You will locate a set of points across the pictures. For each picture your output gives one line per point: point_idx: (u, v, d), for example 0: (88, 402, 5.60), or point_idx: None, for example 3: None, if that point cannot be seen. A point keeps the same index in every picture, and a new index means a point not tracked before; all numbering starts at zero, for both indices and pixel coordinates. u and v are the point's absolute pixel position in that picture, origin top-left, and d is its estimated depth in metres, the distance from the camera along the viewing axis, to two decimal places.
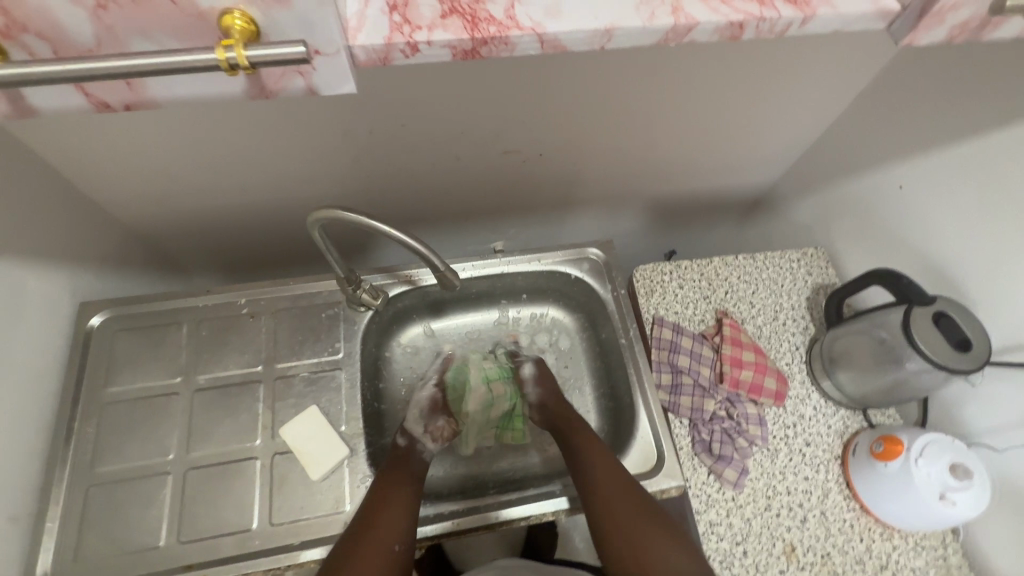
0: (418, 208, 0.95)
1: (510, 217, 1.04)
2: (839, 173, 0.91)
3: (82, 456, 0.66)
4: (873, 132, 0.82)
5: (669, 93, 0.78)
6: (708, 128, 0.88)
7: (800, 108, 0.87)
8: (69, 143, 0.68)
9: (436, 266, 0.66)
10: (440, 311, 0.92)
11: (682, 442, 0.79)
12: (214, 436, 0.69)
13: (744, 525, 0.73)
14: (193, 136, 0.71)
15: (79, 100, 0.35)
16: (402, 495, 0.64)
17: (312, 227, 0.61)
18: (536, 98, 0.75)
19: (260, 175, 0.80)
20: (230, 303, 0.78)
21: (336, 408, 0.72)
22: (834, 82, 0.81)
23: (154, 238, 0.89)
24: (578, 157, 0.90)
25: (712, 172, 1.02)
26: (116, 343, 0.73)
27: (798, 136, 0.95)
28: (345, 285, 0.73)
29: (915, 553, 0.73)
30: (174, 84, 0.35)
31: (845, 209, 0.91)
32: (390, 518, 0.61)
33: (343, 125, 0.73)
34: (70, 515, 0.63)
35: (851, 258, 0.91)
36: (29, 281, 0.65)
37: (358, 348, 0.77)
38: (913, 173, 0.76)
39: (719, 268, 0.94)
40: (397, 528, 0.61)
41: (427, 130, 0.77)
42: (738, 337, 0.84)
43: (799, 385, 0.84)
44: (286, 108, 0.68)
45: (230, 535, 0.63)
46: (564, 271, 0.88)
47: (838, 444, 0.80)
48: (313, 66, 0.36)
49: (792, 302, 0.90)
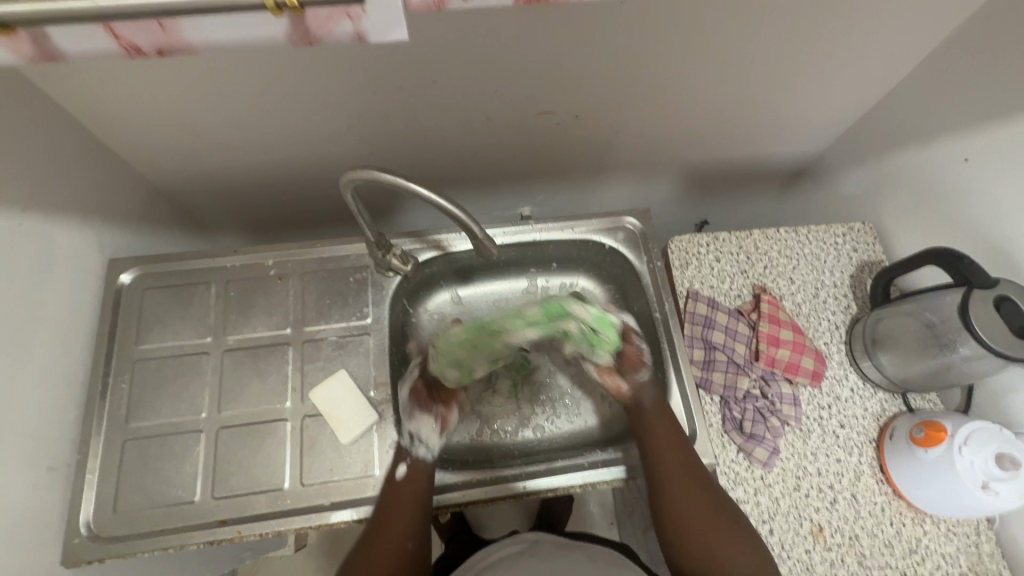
0: (446, 170, 0.91)
1: (540, 181, 1.00)
2: (897, 142, 0.85)
3: (117, 411, 0.67)
4: (940, 98, 0.76)
5: (721, 50, 0.72)
6: (758, 89, 0.82)
7: (860, 68, 0.80)
8: (92, 94, 0.65)
9: (474, 232, 0.64)
10: (468, 278, 0.90)
11: (712, 419, 0.77)
12: (244, 396, 0.69)
13: (772, 504, 0.72)
14: (217, 91, 0.68)
15: (109, 41, 0.34)
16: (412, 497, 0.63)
17: (344, 188, 0.58)
18: (577, 52, 0.70)
19: (285, 133, 0.77)
20: (258, 264, 0.76)
21: (365, 373, 0.72)
22: (901, 41, 0.74)
23: (179, 194, 0.87)
24: (617, 120, 0.85)
25: (756, 138, 0.96)
26: (145, 301, 0.73)
27: (853, 101, 0.88)
28: (374, 249, 0.71)
29: (946, 539, 0.72)
30: (210, 25, 0.34)
31: (901, 183, 0.85)
32: (404, 517, 0.62)
33: (372, 80, 0.69)
34: (107, 468, 0.64)
35: (902, 236, 0.86)
36: (60, 235, 0.64)
37: (386, 313, 0.76)
38: (983, 144, 0.70)
39: (759, 241, 0.89)
40: (402, 528, 0.62)
41: (460, 87, 0.73)
42: (776, 314, 0.80)
43: (836, 365, 0.82)
44: (314, 61, 0.65)
45: (263, 493, 0.64)
46: (597, 241, 0.85)
47: (874, 427, 0.78)
48: (364, 8, 0.34)
49: (834, 280, 0.86)
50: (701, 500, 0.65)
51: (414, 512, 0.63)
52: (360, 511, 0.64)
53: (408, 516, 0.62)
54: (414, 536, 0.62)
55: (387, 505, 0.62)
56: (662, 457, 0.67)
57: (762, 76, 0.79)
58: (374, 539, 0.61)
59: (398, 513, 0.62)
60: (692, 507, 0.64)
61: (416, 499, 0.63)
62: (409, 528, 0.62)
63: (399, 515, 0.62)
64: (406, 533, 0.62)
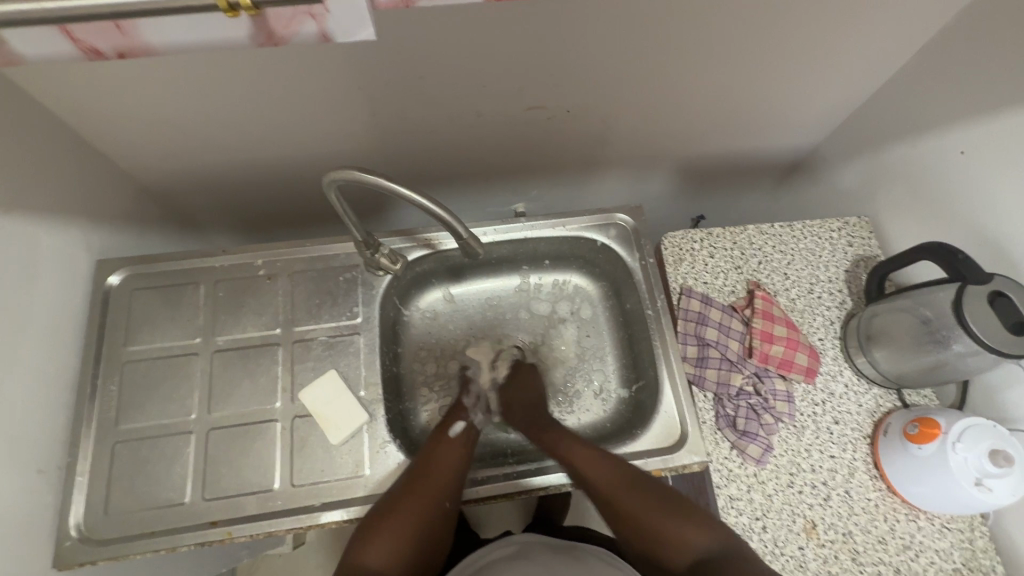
0: (438, 166, 0.91)
1: (533, 177, 0.99)
2: (892, 135, 0.84)
3: (107, 412, 0.67)
4: (934, 90, 0.75)
5: (713, 42, 0.71)
6: (750, 82, 0.81)
7: (855, 60, 0.79)
8: (76, 94, 0.64)
9: (459, 231, 0.64)
10: (459, 276, 0.90)
11: (705, 416, 0.77)
12: (234, 397, 0.69)
13: (765, 501, 0.72)
14: (202, 90, 0.67)
15: (68, 45, 0.35)
16: (457, 455, 0.67)
17: (328, 188, 0.58)
18: (565, 46, 0.69)
19: (273, 131, 0.77)
20: (246, 264, 0.76)
21: (355, 373, 0.72)
22: (895, 32, 0.73)
23: (169, 194, 0.87)
24: (608, 115, 0.84)
25: (750, 131, 0.95)
26: (134, 303, 0.73)
27: (848, 94, 0.87)
28: (363, 249, 0.70)
29: (941, 535, 0.71)
30: (167, 29, 0.35)
31: (896, 176, 0.84)
32: (445, 475, 0.64)
33: (359, 78, 0.69)
34: (97, 470, 0.64)
35: (897, 230, 0.85)
36: (46, 235, 0.64)
37: (376, 312, 0.75)
38: (978, 136, 0.69)
39: (753, 237, 0.88)
40: (445, 486, 0.63)
41: (449, 84, 0.72)
42: (770, 310, 0.80)
43: (831, 361, 0.81)
44: (298, 59, 0.64)
45: (253, 494, 0.64)
46: (589, 238, 0.84)
47: (868, 423, 0.77)
48: (326, 9, 0.34)
49: (829, 275, 0.86)
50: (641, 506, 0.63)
51: (457, 471, 0.65)
52: (351, 511, 0.64)
53: (450, 472, 0.65)
54: (454, 497, 0.64)
55: (433, 461, 0.65)
56: (597, 482, 0.65)
57: (754, 70, 0.79)
58: (403, 509, 0.61)
59: (434, 485, 0.63)
60: (634, 514, 0.63)
61: (450, 476, 0.64)
62: (439, 502, 0.62)
63: (436, 483, 0.63)
64: (448, 492, 0.63)
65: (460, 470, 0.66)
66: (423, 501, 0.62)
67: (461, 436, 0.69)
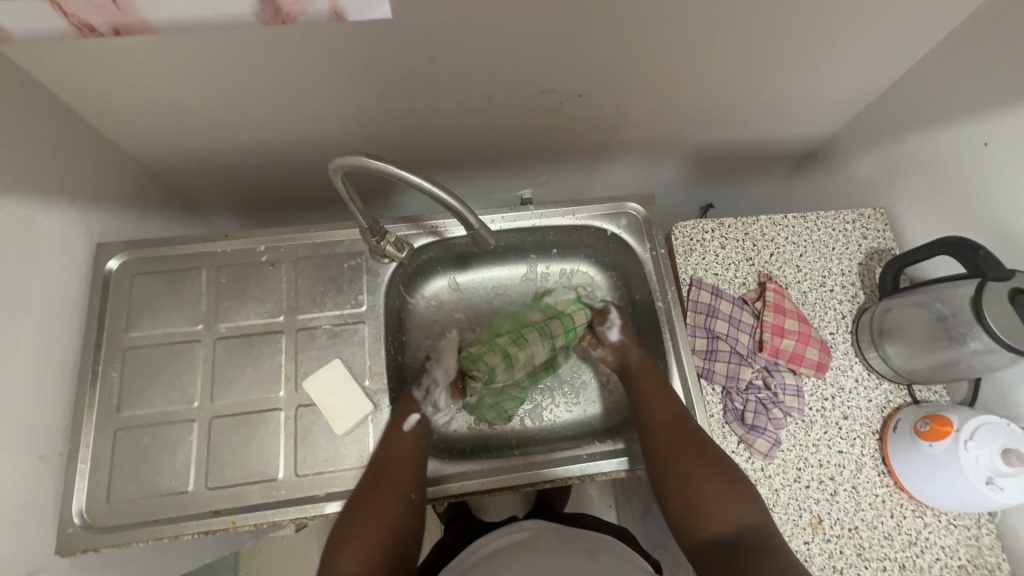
0: (444, 151, 0.88)
1: (541, 163, 0.97)
2: (913, 125, 0.82)
3: (108, 399, 0.66)
4: (960, 79, 0.72)
5: (733, 25, 0.68)
6: (769, 68, 0.79)
7: (879, 46, 0.76)
8: (72, 73, 0.62)
9: (468, 220, 0.62)
10: (465, 264, 0.88)
11: (713, 410, 0.76)
12: (238, 385, 0.68)
13: (772, 496, 0.72)
14: (202, 70, 0.64)
15: (61, 21, 0.40)
16: (413, 449, 0.67)
17: (333, 174, 0.56)
18: (579, 28, 0.66)
19: (276, 113, 0.74)
20: (249, 249, 0.74)
21: (360, 362, 0.71)
22: (924, 18, 0.70)
23: (169, 175, 0.85)
24: (620, 100, 0.82)
25: (765, 119, 0.93)
26: (135, 288, 0.71)
27: (869, 82, 0.84)
28: (368, 235, 0.68)
29: (947, 532, 0.71)
30: (165, 5, 0.41)
31: (916, 168, 0.82)
32: (403, 469, 0.64)
33: (365, 58, 0.66)
34: (100, 457, 0.64)
35: (914, 223, 0.84)
36: (44, 219, 0.62)
37: (381, 301, 0.74)
38: (1005, 128, 0.66)
39: (766, 227, 0.87)
40: (403, 482, 0.63)
41: (458, 66, 0.70)
42: (782, 303, 0.78)
43: (841, 355, 0.80)
44: (302, 38, 0.61)
45: (257, 483, 0.64)
46: (598, 227, 0.82)
47: (878, 418, 0.76)
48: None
49: (842, 267, 0.84)
50: (691, 460, 0.64)
51: (412, 464, 0.65)
52: None
53: (408, 468, 0.65)
54: (416, 488, 0.64)
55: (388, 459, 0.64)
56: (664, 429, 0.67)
57: (775, 55, 0.76)
58: (371, 510, 0.61)
59: (393, 482, 0.63)
60: (688, 473, 0.64)
61: (410, 469, 0.64)
62: (402, 498, 0.62)
63: (399, 481, 0.63)
64: (408, 486, 0.63)
65: (415, 462, 0.66)
66: (385, 501, 0.61)
67: (416, 428, 0.69)
